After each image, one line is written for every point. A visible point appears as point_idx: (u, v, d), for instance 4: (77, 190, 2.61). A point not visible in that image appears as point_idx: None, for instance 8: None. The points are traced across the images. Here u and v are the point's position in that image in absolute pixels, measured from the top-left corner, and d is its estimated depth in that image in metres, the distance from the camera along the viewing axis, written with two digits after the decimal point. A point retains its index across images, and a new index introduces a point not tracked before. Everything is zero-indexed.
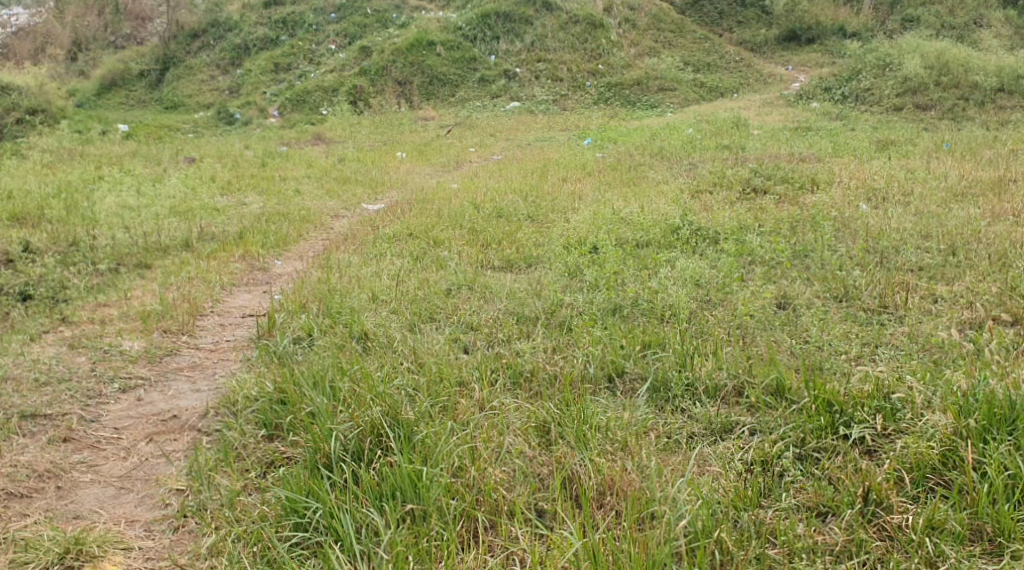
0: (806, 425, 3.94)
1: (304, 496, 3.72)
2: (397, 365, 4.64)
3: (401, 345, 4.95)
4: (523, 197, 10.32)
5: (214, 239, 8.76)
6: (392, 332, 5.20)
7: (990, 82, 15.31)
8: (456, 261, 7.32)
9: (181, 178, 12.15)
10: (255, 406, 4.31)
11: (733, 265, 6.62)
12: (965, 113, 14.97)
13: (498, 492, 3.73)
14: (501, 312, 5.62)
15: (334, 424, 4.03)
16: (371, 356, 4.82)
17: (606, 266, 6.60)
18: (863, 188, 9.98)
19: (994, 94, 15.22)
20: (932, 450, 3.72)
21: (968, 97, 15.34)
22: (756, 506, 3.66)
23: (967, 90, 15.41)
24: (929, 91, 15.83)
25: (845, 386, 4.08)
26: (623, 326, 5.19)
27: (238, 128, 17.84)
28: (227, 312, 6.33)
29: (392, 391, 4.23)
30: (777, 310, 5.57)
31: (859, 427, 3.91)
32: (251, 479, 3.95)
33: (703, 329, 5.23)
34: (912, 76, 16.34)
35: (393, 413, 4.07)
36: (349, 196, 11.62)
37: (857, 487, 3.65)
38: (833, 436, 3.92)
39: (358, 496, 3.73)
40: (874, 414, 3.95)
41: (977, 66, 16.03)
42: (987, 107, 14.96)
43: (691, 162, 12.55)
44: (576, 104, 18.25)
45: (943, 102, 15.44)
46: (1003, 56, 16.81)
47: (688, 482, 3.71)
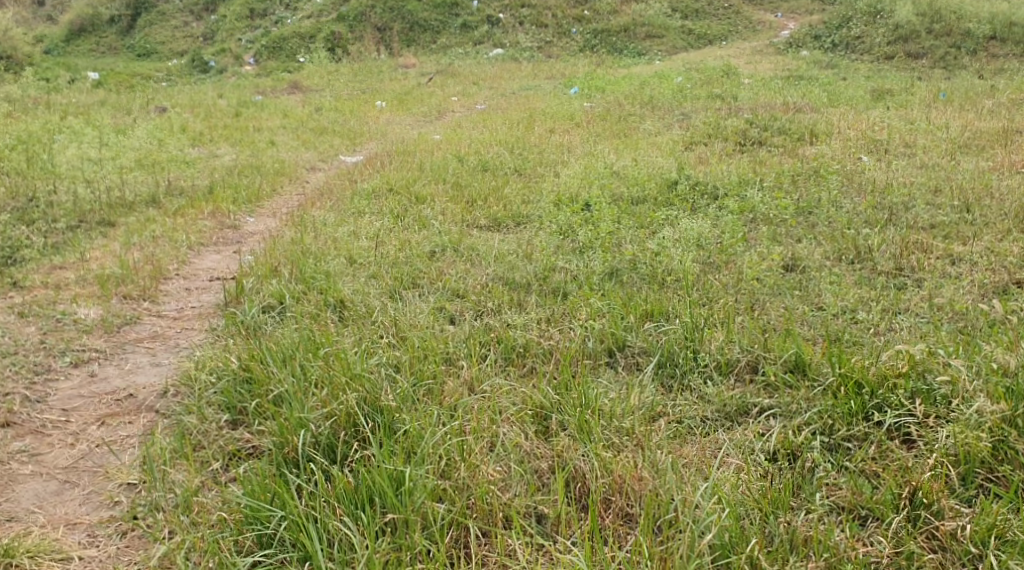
0: (835, 411, 3.64)
1: (268, 503, 3.31)
2: (380, 340, 4.28)
3: (381, 316, 4.56)
4: (508, 149, 9.85)
5: (184, 194, 8.28)
6: (371, 301, 4.80)
7: (983, 29, 14.95)
8: (439, 220, 6.89)
9: (150, 129, 11.58)
10: (218, 387, 3.92)
11: (735, 224, 6.23)
12: (958, 61, 14.58)
13: (491, 495, 3.34)
14: (489, 278, 5.22)
15: (309, 412, 3.65)
16: (350, 329, 4.43)
17: (600, 225, 6.21)
18: (863, 139, 9.57)
19: (986, 42, 14.84)
20: (981, 441, 3.38)
21: (960, 45, 14.95)
22: (787, 510, 3.30)
23: (959, 38, 15.03)
24: (921, 38, 15.37)
25: (874, 364, 3.78)
26: (623, 293, 4.82)
27: (212, 76, 17.16)
28: (194, 275, 5.89)
29: (372, 373, 3.85)
30: (786, 275, 5.20)
31: (895, 415, 3.59)
32: (210, 476, 3.55)
33: (708, 298, 4.86)
34: (904, 23, 15.83)
35: (374, 400, 3.70)
36: (325, 147, 11.11)
37: (902, 489, 3.30)
38: (865, 423, 3.61)
39: (331, 503, 3.31)
40: (910, 398, 3.65)
41: (970, 12, 15.56)
42: (980, 56, 14.55)
43: (682, 112, 12.07)
44: (561, 51, 17.65)
45: (935, 50, 15.00)
46: (997, 2, 16.33)
47: (712, 487, 3.33)
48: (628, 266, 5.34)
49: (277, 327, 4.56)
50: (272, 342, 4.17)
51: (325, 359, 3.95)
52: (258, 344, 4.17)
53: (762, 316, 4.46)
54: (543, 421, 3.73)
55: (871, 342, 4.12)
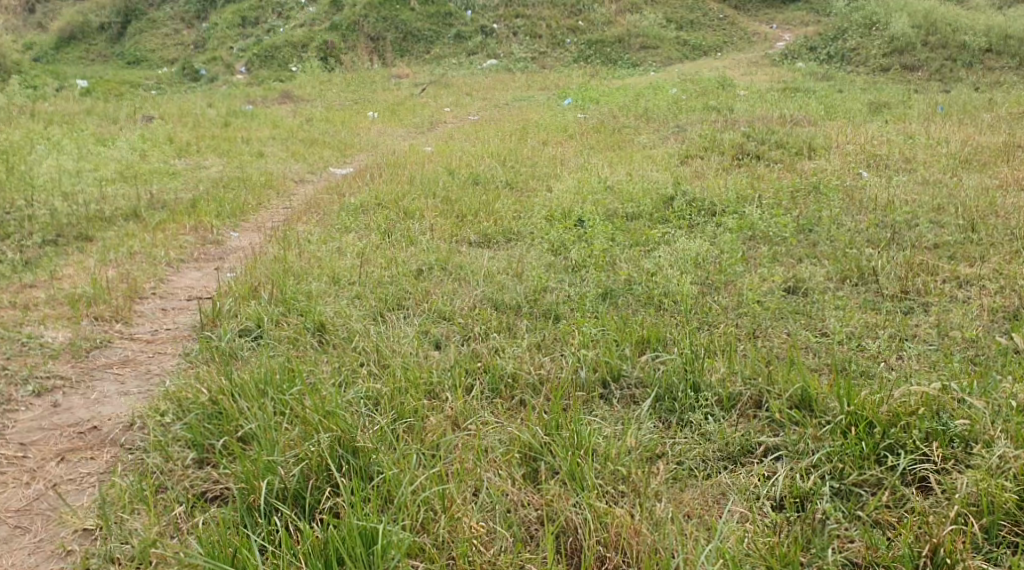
0: (846, 453, 3.44)
1: (229, 563, 3.06)
2: (361, 369, 4.04)
3: (364, 339, 4.32)
4: (501, 162, 9.64)
5: (166, 208, 8.06)
6: (352, 324, 4.56)
7: (979, 42, 14.74)
8: (428, 236, 6.66)
9: (136, 139, 11.36)
10: (184, 423, 3.69)
11: (734, 242, 6.01)
12: (954, 74, 14.43)
13: (474, 553, 3.12)
14: (478, 299, 4.98)
15: (281, 456, 3.43)
16: (329, 355, 4.20)
17: (594, 244, 5.99)
18: (862, 154, 9.39)
19: (982, 55, 14.65)
20: (1005, 490, 3.19)
21: (956, 58, 14.80)
22: (797, 565, 3.10)
23: (955, 50, 14.87)
24: (917, 50, 15.23)
25: (886, 400, 3.58)
26: (619, 317, 4.59)
27: (203, 85, 16.94)
28: (171, 294, 5.65)
29: (348, 412, 3.64)
30: (788, 298, 4.98)
31: (910, 458, 3.39)
32: (169, 524, 3.33)
33: (707, 323, 4.63)
34: (899, 35, 15.69)
35: (350, 441, 3.48)
36: (315, 159, 10.89)
37: (921, 544, 3.09)
38: (877, 466, 3.41)
39: (298, 561, 3.08)
40: (925, 439, 3.45)
41: (966, 25, 15.43)
42: (976, 69, 14.41)
43: (677, 124, 11.88)
44: (555, 62, 17.48)
45: (931, 62, 14.86)
46: (994, 15, 16.20)
47: (717, 547, 3.09)
48: (623, 287, 5.12)
49: (253, 353, 4.32)
50: (246, 372, 3.94)
51: (300, 394, 3.72)
52: (231, 373, 3.94)
53: (764, 344, 4.25)
54: (532, 463, 3.52)
55: (880, 375, 3.91)
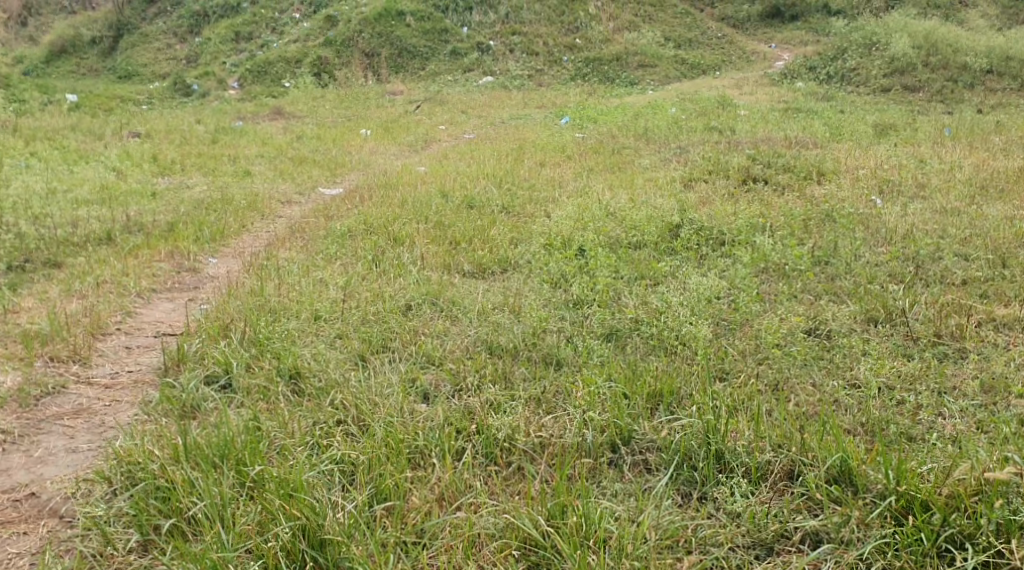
0: (904, 548, 3.11)
1: None
2: (336, 433, 3.65)
3: (343, 390, 3.88)
4: (496, 184, 9.21)
5: (143, 231, 7.62)
6: (331, 371, 4.11)
7: (980, 63, 14.49)
8: (419, 267, 6.22)
9: (119, 157, 10.94)
10: (128, 497, 3.34)
11: (748, 278, 5.58)
12: (957, 95, 14.09)
13: None
14: (471, 340, 4.52)
15: (235, 551, 3.13)
16: (303, 410, 3.78)
17: (597, 277, 5.55)
18: (874, 179, 8.99)
19: (983, 76, 14.39)
20: None
21: (957, 79, 14.48)
22: None
23: (956, 72, 14.56)
24: (918, 71, 14.90)
25: (941, 481, 3.24)
26: (629, 363, 4.16)
27: (194, 100, 16.53)
28: (138, 329, 5.21)
29: (316, 493, 3.30)
30: (810, 342, 4.55)
31: (979, 554, 3.06)
32: None
33: (727, 371, 4.21)
34: (900, 56, 15.35)
35: (316, 533, 3.15)
36: (303, 178, 10.47)
37: None
38: (940, 562, 3.08)
39: None
40: (994, 529, 3.11)
41: (966, 46, 15.11)
42: (977, 90, 14.07)
43: (678, 145, 11.49)
44: (552, 79, 17.11)
45: (932, 83, 14.52)
46: (995, 36, 15.90)
47: None
48: (630, 329, 4.69)
49: (219, 407, 3.88)
50: (206, 434, 3.54)
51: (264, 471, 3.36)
52: (186, 435, 3.55)
53: (790, 401, 3.85)
54: (532, 558, 3.13)
55: (929, 447, 3.54)
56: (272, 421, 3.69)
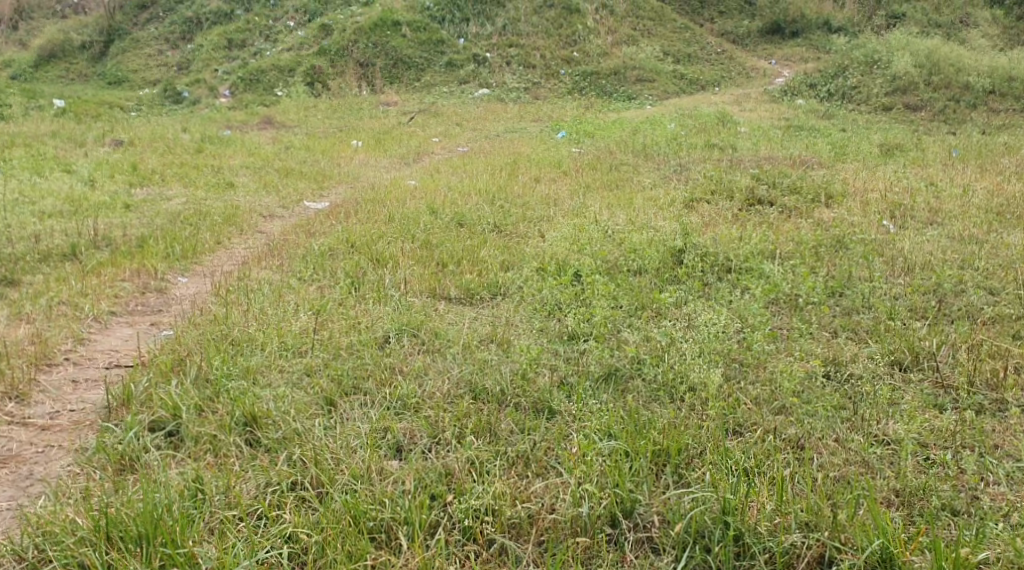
0: None
1: None
2: (286, 499, 3.28)
3: (303, 446, 3.49)
4: (488, 201, 8.74)
5: (110, 247, 7.14)
6: (291, 419, 3.66)
7: (983, 83, 14.10)
8: (402, 292, 5.75)
9: (96, 166, 10.45)
10: None
11: (759, 316, 5.14)
12: (960, 115, 13.70)
13: None
14: (454, 382, 4.04)
15: None
16: (255, 472, 3.39)
17: (596, 309, 5.09)
18: (885, 202, 8.56)
19: (986, 96, 13.99)
20: None
21: (959, 99, 14.10)
22: None
23: (958, 91, 14.17)
24: (920, 90, 14.51)
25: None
26: (632, 413, 3.73)
27: (184, 107, 16.08)
28: (88, 360, 4.73)
29: None
30: (831, 390, 4.10)
31: None
32: None
33: (741, 423, 3.75)
34: (901, 75, 14.96)
35: None
36: (288, 191, 10.00)
37: None
38: None
39: None
40: None
41: (969, 66, 14.74)
42: (980, 110, 13.69)
43: (678, 162, 11.06)
44: (548, 93, 16.72)
45: (934, 103, 14.13)
46: (998, 56, 15.53)
47: None
48: (631, 371, 4.25)
49: (159, 464, 3.46)
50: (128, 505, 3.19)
51: (193, 557, 3.04)
52: (104, 504, 3.21)
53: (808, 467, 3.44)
54: None
55: (982, 527, 3.20)
56: (217, 488, 3.31)
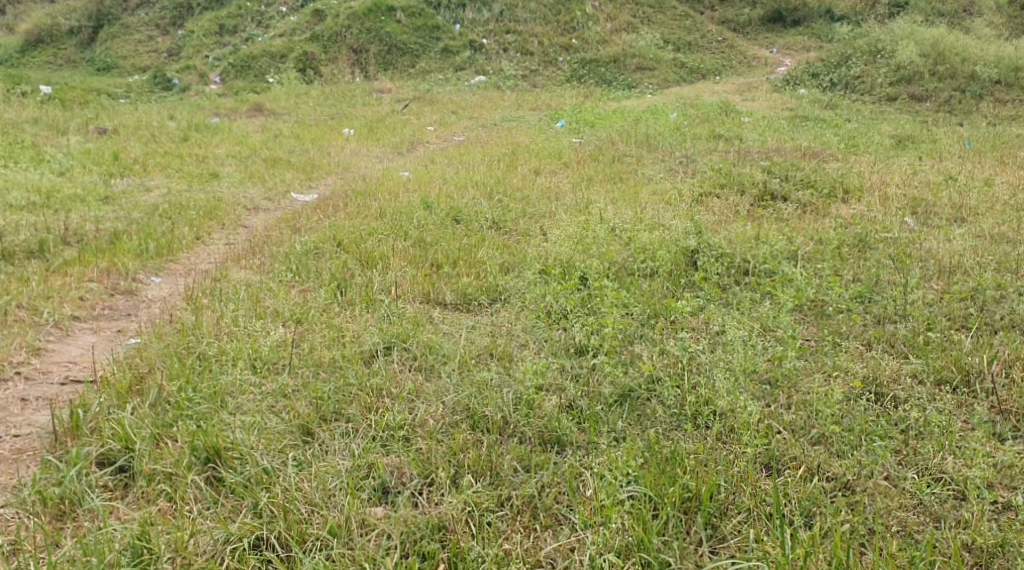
0: None
1: None
2: (248, 562, 2.89)
3: (275, 493, 3.09)
4: (485, 195, 8.26)
5: (80, 243, 6.65)
6: (260, 456, 3.24)
7: (989, 73, 13.63)
8: (393, 297, 5.28)
9: (74, 157, 9.92)
10: None
11: (783, 327, 4.70)
12: (965, 105, 13.24)
13: None
14: (449, 405, 3.60)
15: None
16: (214, 524, 2.99)
17: (605, 319, 4.65)
18: (905, 198, 8.09)
19: (992, 86, 13.53)
20: None
21: (965, 88, 13.63)
22: None
23: (964, 81, 13.70)
24: (924, 80, 14.02)
25: None
26: (651, 446, 3.33)
27: (174, 94, 15.52)
28: (43, 374, 4.25)
29: None
30: (872, 412, 3.67)
31: None
32: None
33: (777, 455, 3.34)
34: (906, 64, 14.47)
35: None
36: (275, 182, 9.48)
37: None
38: None
39: None
40: None
41: (976, 55, 14.26)
42: (986, 101, 13.22)
43: (683, 154, 10.59)
44: (547, 81, 16.21)
45: (939, 93, 13.66)
46: (1005, 45, 15.06)
47: None
48: (646, 392, 3.82)
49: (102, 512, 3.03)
50: None
51: None
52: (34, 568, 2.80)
53: (853, 522, 3.06)
54: None
55: None
56: (166, 547, 2.91)
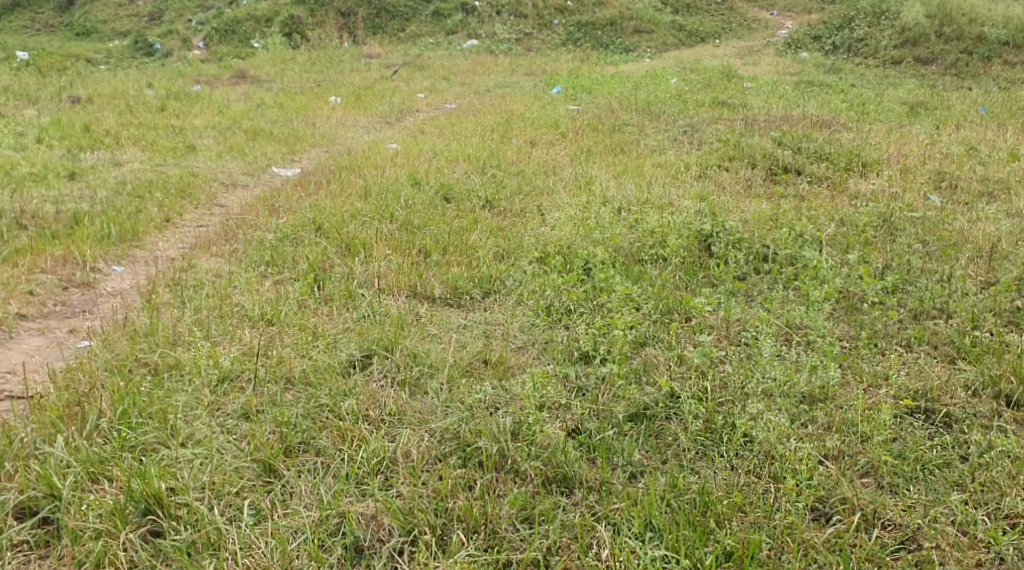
0: None
1: None
2: None
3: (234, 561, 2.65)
4: (478, 170, 7.71)
5: (37, 228, 6.07)
6: (211, 511, 2.79)
7: (999, 34, 12.99)
8: (376, 292, 4.76)
9: (42, 130, 9.28)
10: None
11: (812, 326, 4.19)
12: (973, 69, 12.62)
13: None
14: (435, 434, 3.13)
15: None
16: None
17: (613, 319, 4.15)
18: (927, 171, 7.55)
19: (1001, 48, 12.89)
20: None
21: (972, 50, 13.00)
22: None
23: (971, 43, 13.06)
24: (931, 42, 13.39)
25: None
26: (676, 487, 2.89)
27: (157, 60, 14.75)
28: None
29: None
30: (924, 433, 3.20)
31: None
32: None
33: (822, 495, 2.90)
34: (912, 26, 13.82)
35: None
36: (255, 156, 8.88)
37: None
38: None
39: None
40: None
41: (984, 15, 13.62)
42: (996, 63, 12.62)
43: (687, 122, 10.01)
44: (541, 45, 15.54)
45: (946, 56, 13.04)
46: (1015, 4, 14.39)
47: None
48: (665, 411, 3.33)
49: None
50: None
51: None
52: None
53: None
54: None
55: None
56: None
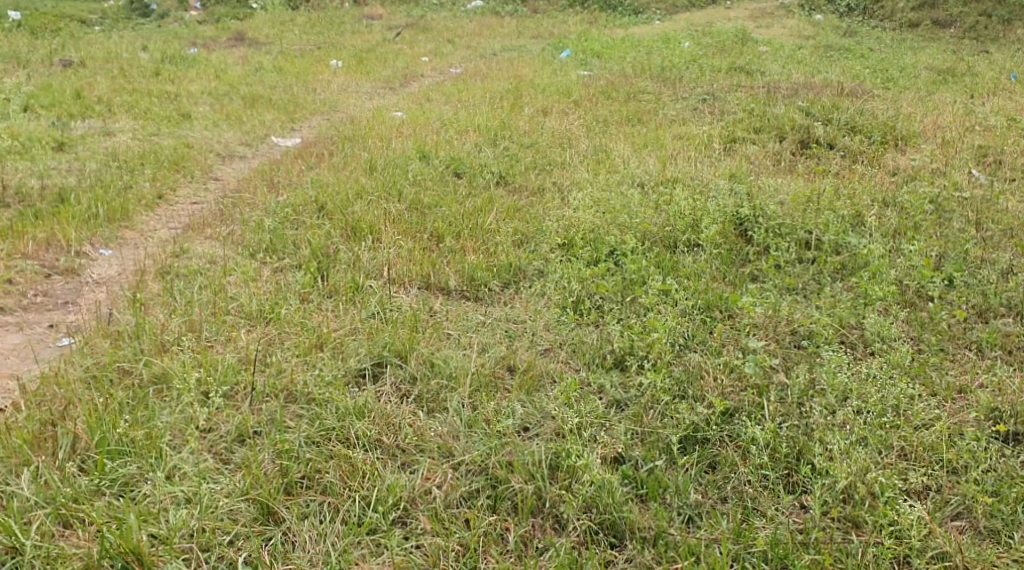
0: None
1: None
2: None
3: None
4: (488, 141, 7.26)
5: (21, 206, 5.63)
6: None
7: None
8: (386, 284, 4.33)
9: (30, 97, 8.78)
10: None
11: (872, 328, 3.76)
12: (990, 31, 11.95)
13: None
14: (460, 467, 2.85)
15: None
16: None
17: (651, 321, 3.72)
18: (966, 144, 7.08)
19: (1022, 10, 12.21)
20: None
21: (992, 13, 12.35)
22: None
23: (991, 5, 12.42)
24: (949, 4, 12.79)
25: None
26: (745, 538, 2.62)
27: (153, 20, 14.12)
28: None
29: None
30: (1019, 463, 2.87)
31: None
32: None
33: (915, 546, 2.60)
34: None
35: None
36: (253, 124, 8.40)
37: None
38: None
39: None
40: None
41: None
42: (1017, 25, 11.96)
43: (706, 90, 9.50)
44: (548, 6, 14.93)
45: (965, 18, 12.40)
46: None
47: None
48: (719, 433, 2.96)
49: None
50: None
51: None
52: None
53: None
54: None
55: None
56: None
